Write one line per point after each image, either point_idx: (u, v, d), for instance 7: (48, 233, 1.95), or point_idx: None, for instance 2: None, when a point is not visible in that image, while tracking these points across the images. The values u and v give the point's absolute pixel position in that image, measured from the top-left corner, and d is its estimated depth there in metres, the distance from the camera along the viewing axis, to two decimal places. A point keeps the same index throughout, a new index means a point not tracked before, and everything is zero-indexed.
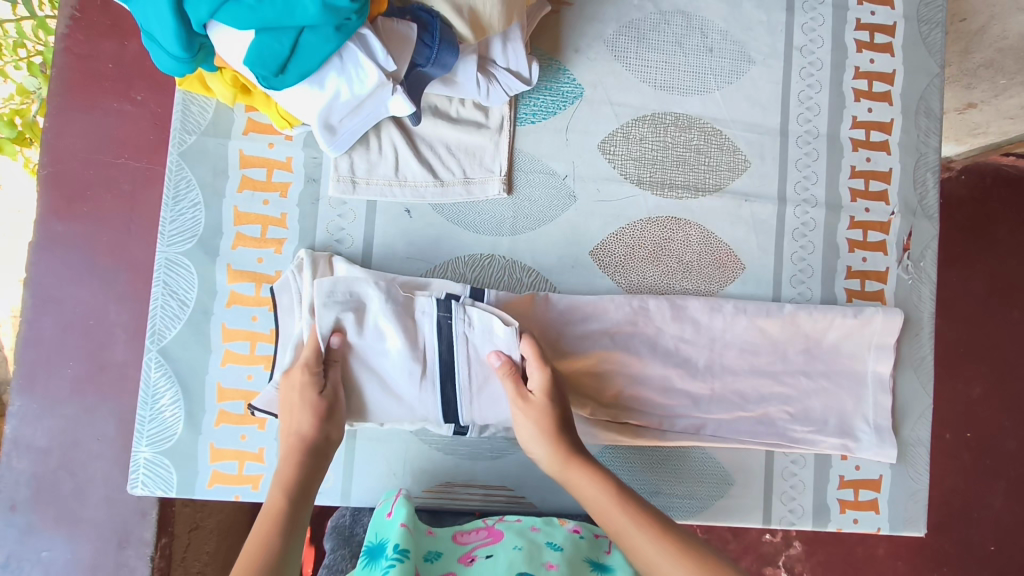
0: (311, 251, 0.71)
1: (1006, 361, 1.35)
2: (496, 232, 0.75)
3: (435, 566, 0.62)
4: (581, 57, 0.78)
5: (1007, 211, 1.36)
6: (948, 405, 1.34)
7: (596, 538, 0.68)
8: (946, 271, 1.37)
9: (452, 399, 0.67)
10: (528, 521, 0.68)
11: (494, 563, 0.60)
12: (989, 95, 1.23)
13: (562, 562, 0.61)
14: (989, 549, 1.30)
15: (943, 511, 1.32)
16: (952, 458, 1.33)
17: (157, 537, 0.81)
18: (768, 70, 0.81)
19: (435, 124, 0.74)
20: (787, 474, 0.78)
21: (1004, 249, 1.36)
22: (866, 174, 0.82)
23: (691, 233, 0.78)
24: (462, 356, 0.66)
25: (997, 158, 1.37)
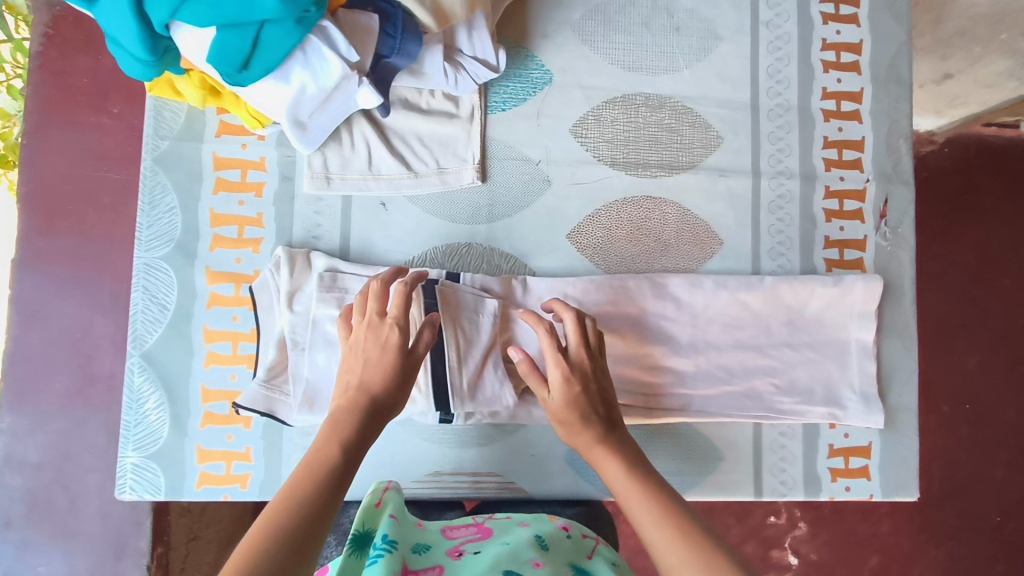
0: (288, 248, 0.72)
1: (1000, 332, 1.37)
2: (473, 220, 0.75)
3: (422, 559, 0.59)
4: (549, 42, 0.78)
5: (993, 180, 1.39)
6: (947, 378, 1.35)
7: (584, 538, 0.65)
8: (933, 244, 1.38)
9: (445, 380, 0.67)
10: (517, 520, 0.68)
11: (480, 558, 0.57)
12: (965, 65, 1.23)
13: (546, 560, 0.57)
14: (994, 519, 1.32)
15: (947, 484, 1.32)
16: (951, 431, 1.33)
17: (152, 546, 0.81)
18: (737, 46, 0.82)
19: (406, 117, 0.74)
20: (777, 447, 0.78)
21: (993, 219, 1.38)
22: (839, 144, 0.82)
23: (668, 211, 0.78)
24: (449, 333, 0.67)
25: (980, 128, 1.39)
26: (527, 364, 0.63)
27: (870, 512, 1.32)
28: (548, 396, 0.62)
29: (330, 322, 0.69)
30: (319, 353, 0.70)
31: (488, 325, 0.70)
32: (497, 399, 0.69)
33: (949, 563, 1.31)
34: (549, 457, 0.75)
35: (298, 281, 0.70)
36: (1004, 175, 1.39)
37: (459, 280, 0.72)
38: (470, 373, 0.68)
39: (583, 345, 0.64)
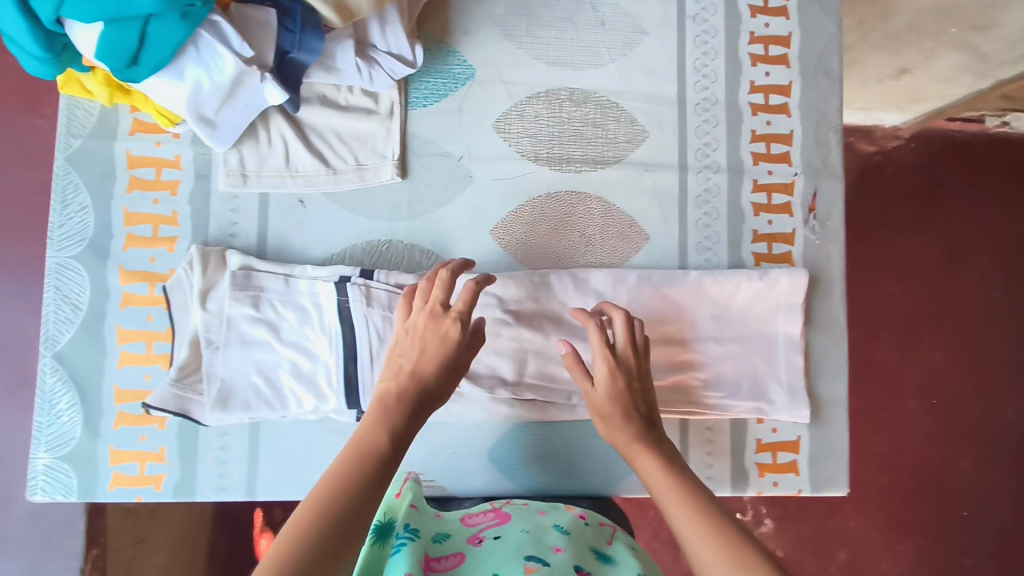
0: (203, 246, 0.71)
1: (965, 327, 1.37)
2: (393, 217, 0.75)
3: (443, 546, 0.60)
4: (471, 38, 0.77)
5: (959, 176, 1.39)
6: (912, 373, 1.36)
7: (603, 526, 0.66)
8: (897, 241, 1.38)
9: (356, 378, 0.67)
10: (534, 506, 0.68)
11: (502, 544, 0.58)
12: (919, 59, 1.24)
13: (567, 546, 0.58)
14: (963, 514, 1.33)
15: (915, 480, 1.33)
16: (919, 426, 1.34)
17: (85, 550, 0.88)
18: (662, 40, 0.81)
19: (323, 114, 0.73)
20: (703, 442, 0.79)
21: (957, 215, 1.39)
22: (767, 138, 0.82)
23: (592, 206, 0.78)
24: (361, 331, 0.68)
25: (943, 124, 1.39)
26: (574, 356, 0.68)
27: (837, 508, 1.32)
28: (591, 389, 0.66)
29: (245, 322, 0.70)
30: (232, 352, 0.69)
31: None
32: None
33: (915, 558, 1.32)
34: (470, 453, 0.76)
35: (210, 279, 0.70)
36: (971, 171, 1.39)
37: (373, 278, 0.70)
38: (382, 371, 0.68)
39: (631, 344, 0.68)
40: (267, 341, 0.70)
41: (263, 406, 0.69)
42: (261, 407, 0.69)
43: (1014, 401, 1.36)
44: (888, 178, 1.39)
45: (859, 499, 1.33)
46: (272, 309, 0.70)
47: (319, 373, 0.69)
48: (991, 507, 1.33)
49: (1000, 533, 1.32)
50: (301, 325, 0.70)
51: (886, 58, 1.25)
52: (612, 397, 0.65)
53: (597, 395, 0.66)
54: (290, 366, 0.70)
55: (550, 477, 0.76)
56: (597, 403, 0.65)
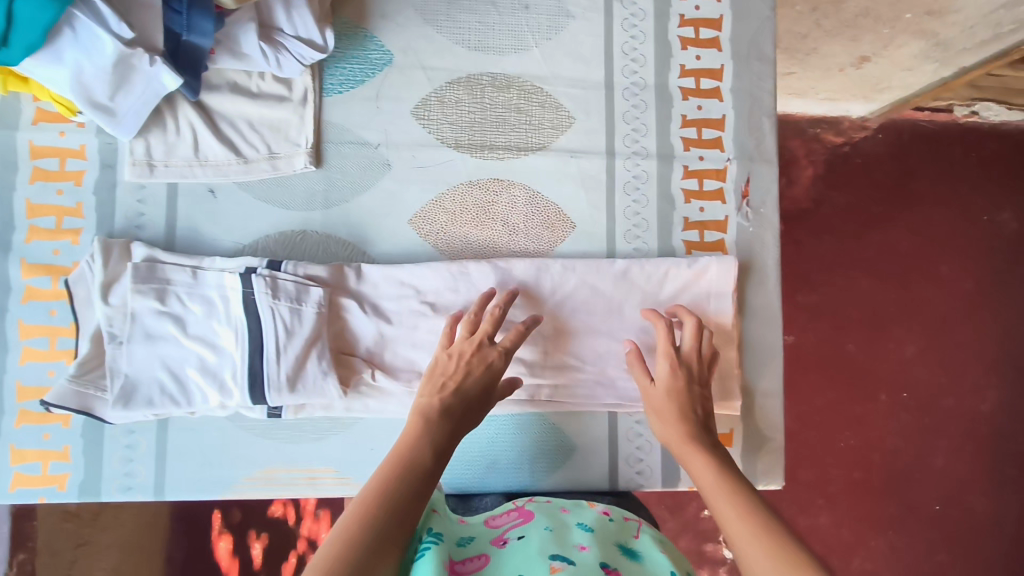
0: (107, 238, 0.69)
1: (936, 320, 1.35)
2: (308, 207, 0.73)
3: (467, 550, 0.60)
4: (389, 22, 0.76)
5: (927, 167, 1.38)
6: (882, 366, 1.33)
7: (627, 521, 0.65)
8: (865, 233, 1.35)
9: (261, 373, 0.65)
10: (557, 503, 0.68)
11: (525, 543, 0.57)
12: (879, 47, 1.20)
13: (592, 543, 0.57)
14: (935, 508, 1.31)
15: (887, 475, 1.31)
16: (890, 420, 1.32)
17: (14, 553, 1.05)
18: (589, 23, 0.79)
19: (233, 101, 0.71)
20: (632, 436, 0.76)
21: (927, 206, 1.37)
22: (698, 123, 0.80)
23: (516, 194, 0.76)
24: (268, 324, 0.65)
25: (913, 114, 1.38)
26: (637, 354, 0.70)
27: (808, 506, 1.29)
28: (650, 387, 0.68)
29: (150, 316, 0.67)
30: (137, 347, 0.67)
31: (311, 315, 0.67)
32: (320, 391, 0.67)
33: (886, 553, 1.29)
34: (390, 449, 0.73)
35: (113, 273, 0.67)
36: (938, 161, 1.38)
37: (281, 270, 0.68)
38: (289, 365, 0.65)
39: (695, 347, 0.70)
40: (174, 336, 0.67)
41: (167, 403, 0.66)
42: (166, 403, 0.67)
43: (986, 393, 1.34)
44: (856, 168, 1.37)
45: (829, 495, 1.30)
46: (179, 302, 0.68)
47: (226, 368, 0.67)
48: (962, 500, 1.32)
49: (971, 527, 1.31)
50: (208, 318, 0.67)
51: (845, 47, 1.19)
52: (670, 394, 0.66)
53: (653, 395, 0.67)
54: (196, 361, 0.67)
55: (472, 474, 0.74)
56: (653, 403, 0.67)
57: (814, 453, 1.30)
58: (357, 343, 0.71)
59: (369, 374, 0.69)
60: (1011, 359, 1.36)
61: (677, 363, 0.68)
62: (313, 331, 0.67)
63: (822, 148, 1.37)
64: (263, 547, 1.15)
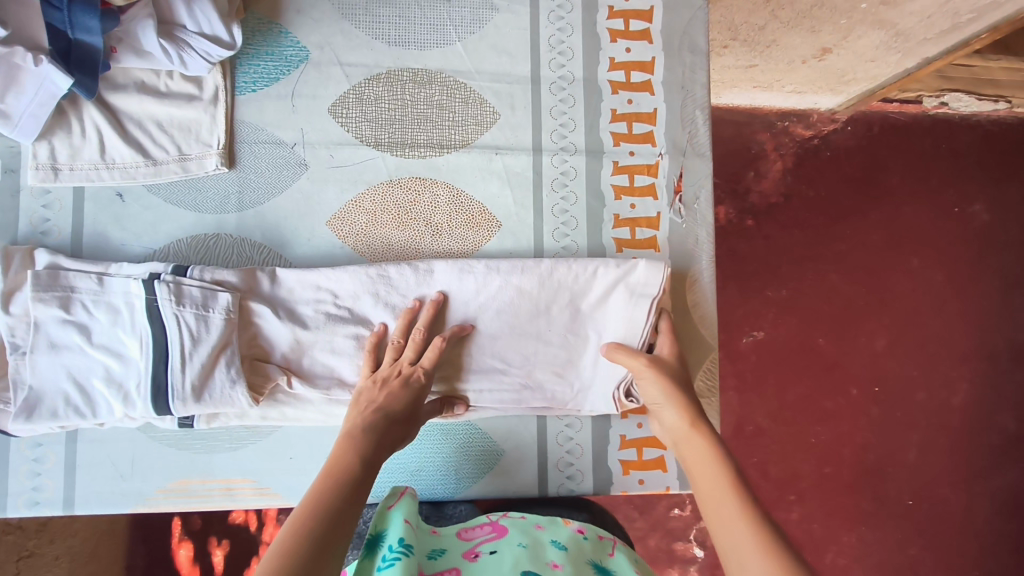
0: (8, 244, 0.66)
1: (906, 313, 1.33)
2: (220, 210, 0.71)
3: (438, 563, 0.58)
4: (304, 18, 0.74)
5: (895, 159, 1.35)
6: (850, 360, 1.31)
7: (601, 540, 0.65)
8: (836, 226, 1.33)
9: (165, 382, 0.61)
10: (533, 520, 0.66)
11: (498, 560, 0.56)
12: (839, 38, 1.17)
13: (566, 561, 0.57)
14: (907, 503, 1.29)
15: (859, 469, 1.29)
16: (859, 415, 1.30)
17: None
18: (513, 16, 0.77)
19: (139, 100, 0.68)
20: (562, 440, 0.74)
21: (896, 198, 1.35)
22: (628, 117, 0.77)
23: (438, 192, 0.73)
24: (174, 333, 0.62)
25: (882, 106, 1.36)
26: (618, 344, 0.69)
27: (777, 502, 1.27)
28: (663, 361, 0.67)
29: (54, 325, 0.62)
30: (41, 358, 0.62)
31: (218, 322, 0.63)
32: (228, 400, 0.63)
33: (859, 549, 1.27)
34: (310, 458, 0.71)
35: (13, 279, 0.64)
36: (906, 153, 1.36)
37: (186, 276, 0.65)
38: (195, 373, 0.62)
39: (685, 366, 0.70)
40: (79, 345, 0.63)
41: (71, 414, 0.62)
42: (70, 415, 0.62)
43: (957, 385, 1.33)
44: (825, 161, 1.35)
45: (800, 492, 1.28)
46: (84, 310, 0.63)
47: (132, 378, 0.62)
48: (936, 494, 1.30)
49: (945, 521, 1.29)
50: (113, 327, 0.63)
51: (805, 37, 1.17)
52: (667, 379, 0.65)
53: (662, 371, 0.66)
54: (102, 371, 0.63)
55: (397, 481, 0.73)
56: (660, 382, 0.65)
57: (783, 449, 1.28)
58: (272, 349, 0.68)
59: (285, 381, 0.66)
60: (980, 351, 1.34)
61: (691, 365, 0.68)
62: (217, 337, 0.63)
63: (791, 142, 1.34)
64: (224, 555, 1.14)
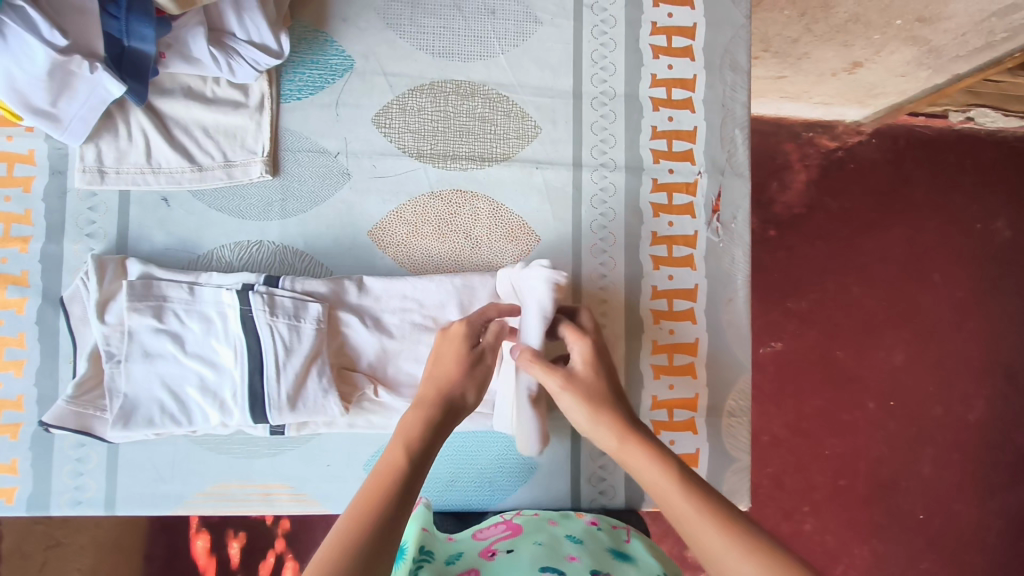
0: (100, 254, 0.67)
1: (925, 328, 1.33)
2: (263, 217, 0.71)
3: (456, 565, 0.58)
4: (350, 27, 0.74)
5: (920, 172, 1.35)
6: (866, 374, 1.31)
7: (616, 530, 0.65)
8: (860, 239, 1.33)
9: (261, 392, 0.63)
10: (545, 516, 0.68)
11: (515, 556, 0.56)
12: (871, 52, 1.17)
13: (583, 553, 0.57)
14: (919, 517, 1.29)
15: (872, 483, 1.29)
16: (875, 428, 1.30)
17: None
18: (558, 30, 0.77)
19: (187, 106, 0.68)
20: (596, 455, 0.75)
21: (920, 213, 1.34)
22: (668, 134, 0.78)
23: (478, 206, 0.74)
24: (268, 344, 0.63)
25: (908, 118, 1.35)
26: (532, 353, 0.55)
27: (790, 513, 1.27)
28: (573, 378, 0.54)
29: (148, 333, 0.65)
30: (135, 366, 0.65)
31: (310, 332, 0.65)
32: (321, 409, 0.65)
33: (871, 562, 1.28)
34: (346, 466, 0.71)
35: (108, 288, 0.65)
36: (932, 167, 1.35)
37: (278, 286, 0.67)
38: (289, 383, 0.63)
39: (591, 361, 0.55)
40: (173, 353, 0.65)
41: (168, 422, 0.65)
42: (166, 423, 0.65)
43: (973, 402, 1.33)
44: (851, 173, 1.34)
45: (814, 502, 1.28)
46: (176, 319, 0.65)
47: (226, 387, 0.65)
48: (947, 509, 1.30)
49: (955, 535, 1.29)
50: (207, 336, 0.65)
51: (836, 51, 1.16)
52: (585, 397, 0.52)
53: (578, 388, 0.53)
54: (196, 380, 0.65)
55: (432, 493, 0.73)
56: (575, 401, 0.52)
57: (799, 461, 1.29)
58: (358, 357, 0.68)
59: (372, 391, 0.67)
60: (1000, 370, 1.34)
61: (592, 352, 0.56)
62: (312, 345, 0.65)
63: (816, 152, 1.34)
64: (240, 547, 1.14)
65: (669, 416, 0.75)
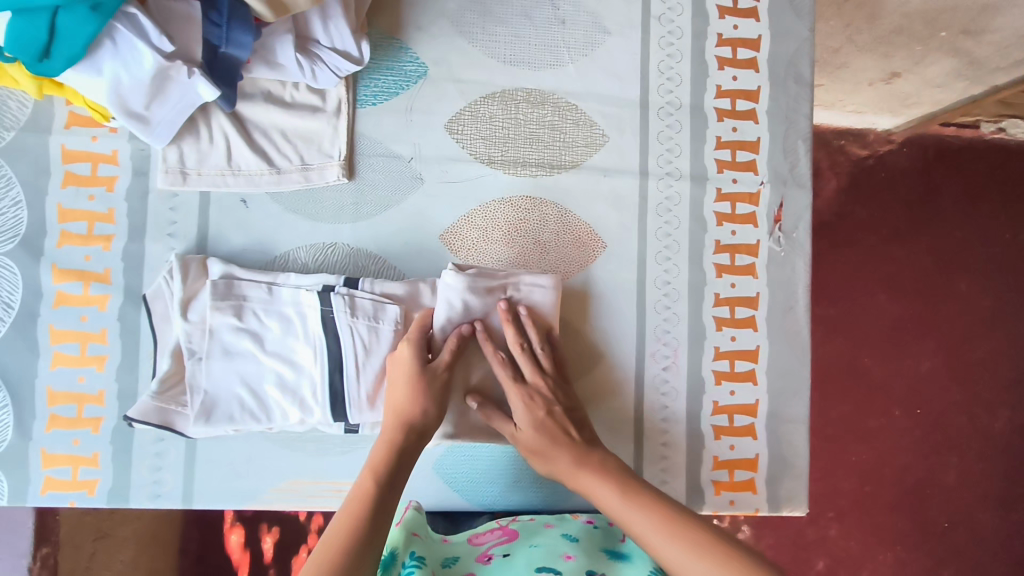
0: (182, 254, 0.69)
1: (952, 337, 1.34)
2: (338, 219, 0.72)
3: (454, 569, 0.62)
4: (424, 34, 0.75)
5: (949, 182, 1.35)
6: (895, 381, 1.32)
7: (609, 527, 0.69)
8: (894, 248, 1.34)
9: (342, 391, 0.66)
10: (541, 519, 0.70)
11: (512, 562, 0.61)
12: (911, 64, 1.17)
13: (578, 552, 0.63)
14: (943, 525, 1.30)
15: (898, 490, 1.30)
16: (902, 436, 1.31)
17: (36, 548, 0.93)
18: (625, 40, 0.78)
19: (267, 110, 0.70)
20: (657, 458, 0.75)
21: (948, 223, 1.35)
22: (732, 145, 0.79)
23: (547, 213, 0.75)
24: (348, 346, 0.66)
25: (939, 129, 1.35)
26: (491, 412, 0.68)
27: (817, 517, 1.28)
28: (517, 430, 0.67)
29: (228, 332, 0.66)
30: (215, 364, 0.66)
31: (389, 334, 0.67)
32: None
33: (895, 569, 1.29)
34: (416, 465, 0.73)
35: (191, 287, 0.67)
36: (962, 177, 1.36)
37: (357, 288, 0.68)
38: (368, 385, 0.67)
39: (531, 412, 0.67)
40: (252, 352, 0.67)
41: (248, 419, 0.66)
42: (246, 419, 0.67)
43: (1000, 412, 1.34)
44: (881, 182, 1.34)
45: (840, 508, 1.29)
46: (255, 318, 0.67)
47: (304, 386, 0.67)
48: (972, 518, 1.31)
49: (980, 544, 1.30)
50: (285, 336, 0.67)
51: (876, 62, 1.17)
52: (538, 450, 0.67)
53: (523, 442, 0.67)
54: (275, 378, 0.67)
55: (498, 491, 0.75)
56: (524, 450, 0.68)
57: (828, 467, 1.30)
58: None
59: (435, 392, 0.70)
60: None
61: (529, 403, 0.67)
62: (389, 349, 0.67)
63: (847, 160, 1.34)
64: (274, 542, 1.11)
65: (730, 421, 0.77)
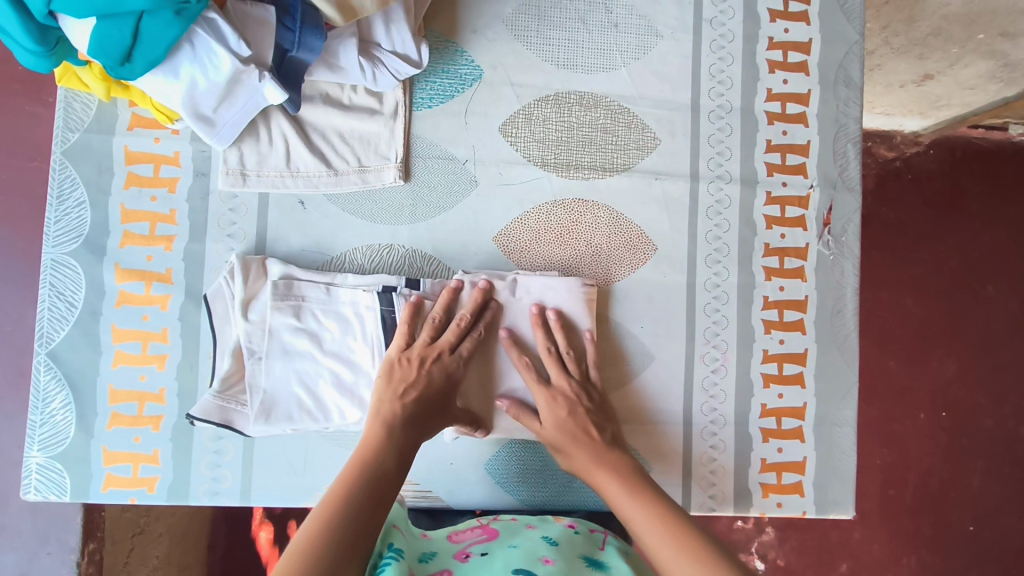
0: (242, 255, 0.70)
1: (979, 338, 1.32)
2: (395, 220, 0.73)
3: (428, 565, 0.57)
4: (479, 38, 0.75)
5: (980, 184, 1.33)
6: (922, 384, 1.31)
7: (593, 533, 0.65)
8: (926, 250, 1.33)
9: None
10: (523, 520, 0.68)
11: (490, 560, 0.56)
12: (944, 65, 1.15)
13: (557, 556, 0.56)
14: (968, 529, 1.29)
15: (923, 493, 1.29)
16: (928, 439, 1.30)
17: None
18: (677, 43, 0.78)
19: (325, 112, 0.71)
20: (707, 460, 0.76)
21: (977, 224, 1.33)
22: (782, 148, 0.79)
23: (599, 215, 0.76)
24: None
25: (965, 130, 1.34)
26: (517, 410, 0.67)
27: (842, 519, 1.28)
28: (540, 427, 0.67)
29: (287, 332, 0.67)
30: (275, 363, 0.67)
31: None
32: None
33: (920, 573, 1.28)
34: (469, 465, 0.75)
35: (252, 288, 0.68)
36: (991, 179, 1.33)
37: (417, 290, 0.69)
38: None
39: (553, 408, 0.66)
40: (310, 351, 0.68)
41: (306, 418, 0.67)
42: (305, 419, 0.67)
43: None
44: (907, 184, 1.33)
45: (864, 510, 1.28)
46: (313, 318, 0.68)
47: (363, 386, 0.68)
48: (997, 523, 1.29)
49: (1006, 549, 1.28)
50: (345, 335, 0.68)
51: (910, 63, 1.16)
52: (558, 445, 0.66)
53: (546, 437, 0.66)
54: (332, 377, 0.68)
55: (548, 493, 0.75)
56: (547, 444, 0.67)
57: None
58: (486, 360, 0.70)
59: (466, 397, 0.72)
60: None
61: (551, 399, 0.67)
62: None
63: (873, 163, 1.34)
64: None
65: (778, 424, 0.77)
